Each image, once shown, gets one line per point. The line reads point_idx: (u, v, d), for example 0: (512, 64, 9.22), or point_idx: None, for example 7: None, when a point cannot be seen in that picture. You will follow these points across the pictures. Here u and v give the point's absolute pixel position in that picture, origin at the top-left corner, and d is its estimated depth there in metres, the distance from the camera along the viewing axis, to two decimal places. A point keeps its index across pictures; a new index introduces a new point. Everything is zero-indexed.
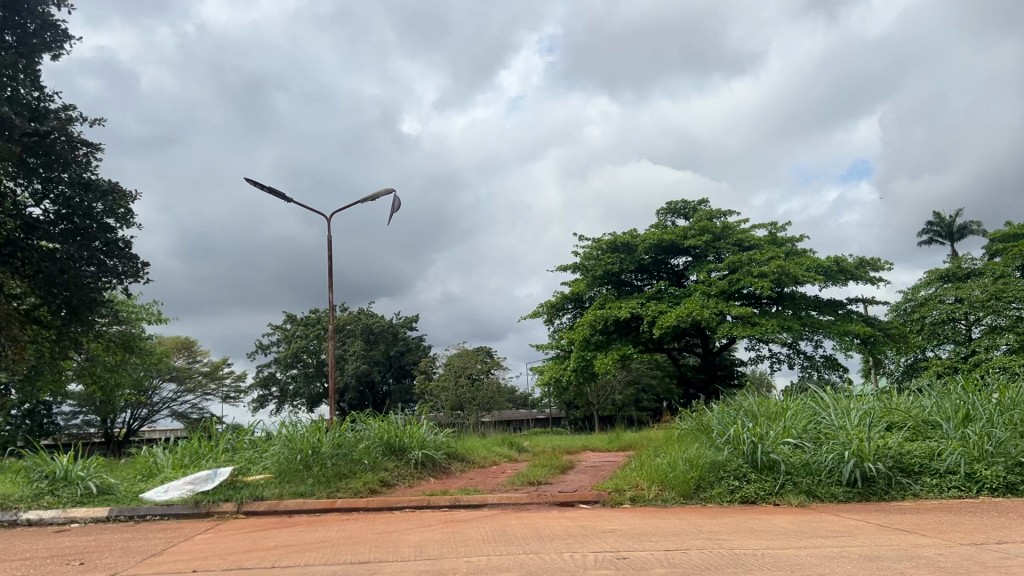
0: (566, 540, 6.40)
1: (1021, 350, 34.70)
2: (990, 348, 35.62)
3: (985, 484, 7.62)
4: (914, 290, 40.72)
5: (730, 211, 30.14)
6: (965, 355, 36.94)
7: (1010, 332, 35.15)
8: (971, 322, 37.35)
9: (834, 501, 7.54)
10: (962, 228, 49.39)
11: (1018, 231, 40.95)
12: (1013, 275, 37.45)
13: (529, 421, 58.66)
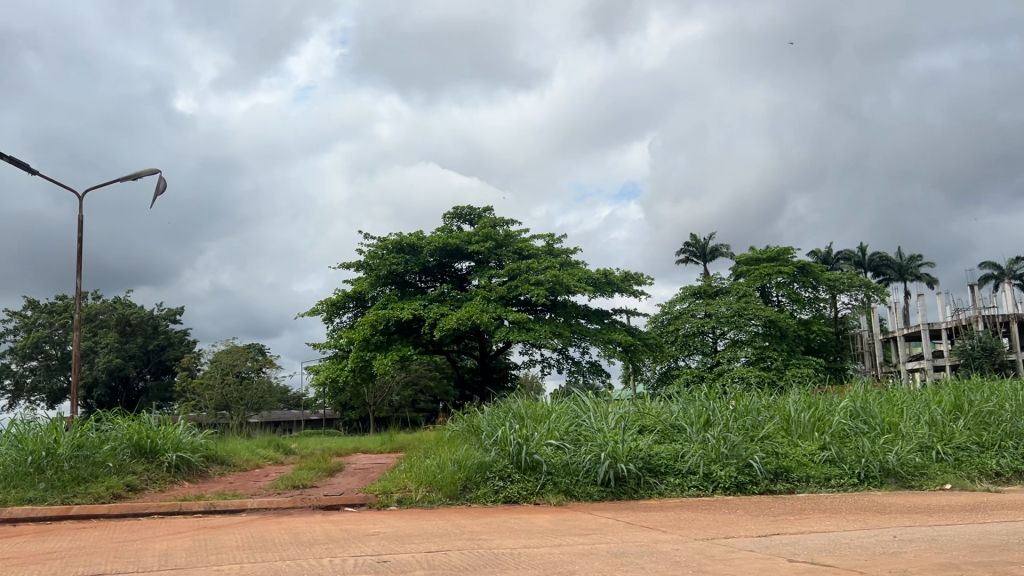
0: (326, 545, 6.25)
1: (756, 362, 39.10)
2: (731, 359, 39.64)
3: (719, 484, 8.37)
4: (670, 304, 43.81)
5: (513, 220, 31.22)
6: (711, 365, 40.57)
7: (748, 346, 39.54)
8: (717, 335, 40.99)
9: (589, 500, 7.96)
10: (714, 249, 54.45)
11: (760, 256, 45.83)
12: (754, 295, 41.91)
13: (301, 421, 57.02)
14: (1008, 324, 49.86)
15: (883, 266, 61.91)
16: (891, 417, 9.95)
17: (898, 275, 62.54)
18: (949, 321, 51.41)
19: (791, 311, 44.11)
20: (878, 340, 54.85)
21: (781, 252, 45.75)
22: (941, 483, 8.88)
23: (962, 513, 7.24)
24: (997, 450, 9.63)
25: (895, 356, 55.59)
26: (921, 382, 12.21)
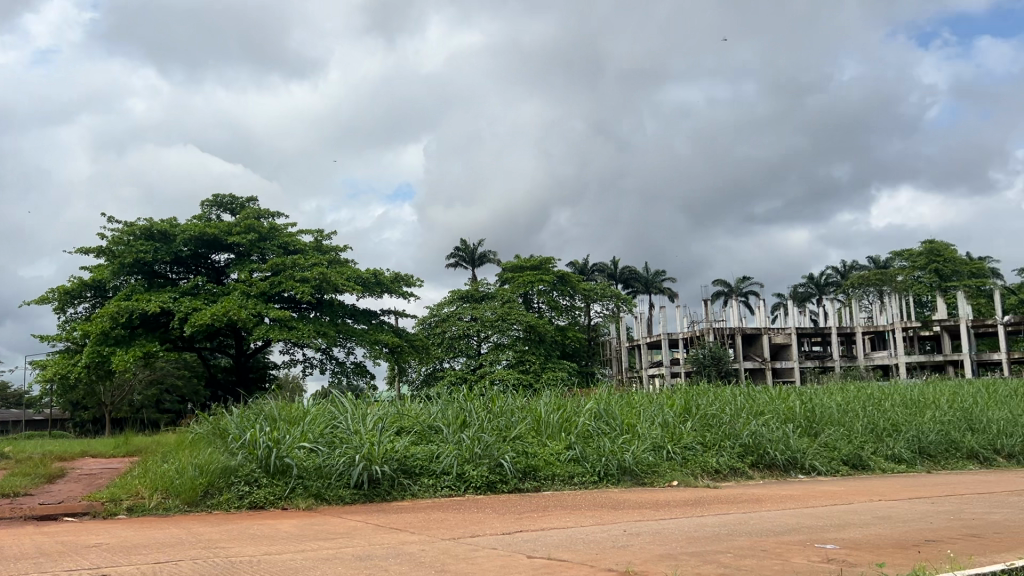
0: (36, 559, 5.60)
1: (517, 365, 40.83)
2: (493, 361, 41.11)
3: (470, 483, 8.55)
4: (439, 306, 44.10)
5: (277, 213, 30.19)
6: (474, 367, 41.75)
7: (510, 349, 41.17)
8: (480, 338, 42.34)
9: (340, 503, 7.79)
10: (481, 255, 55.98)
11: (524, 263, 47.74)
12: (517, 301, 43.68)
13: (22, 420, 51.19)
14: (734, 336, 56.06)
15: (633, 280, 66.95)
16: (629, 418, 10.72)
17: (646, 288, 67.90)
18: (686, 332, 56.78)
19: (550, 318, 46.30)
20: (624, 346, 59.10)
21: (543, 261, 47.98)
22: (670, 479, 9.70)
23: (683, 507, 7.93)
24: (717, 449, 10.70)
25: (638, 362, 60.23)
26: (658, 387, 13.26)
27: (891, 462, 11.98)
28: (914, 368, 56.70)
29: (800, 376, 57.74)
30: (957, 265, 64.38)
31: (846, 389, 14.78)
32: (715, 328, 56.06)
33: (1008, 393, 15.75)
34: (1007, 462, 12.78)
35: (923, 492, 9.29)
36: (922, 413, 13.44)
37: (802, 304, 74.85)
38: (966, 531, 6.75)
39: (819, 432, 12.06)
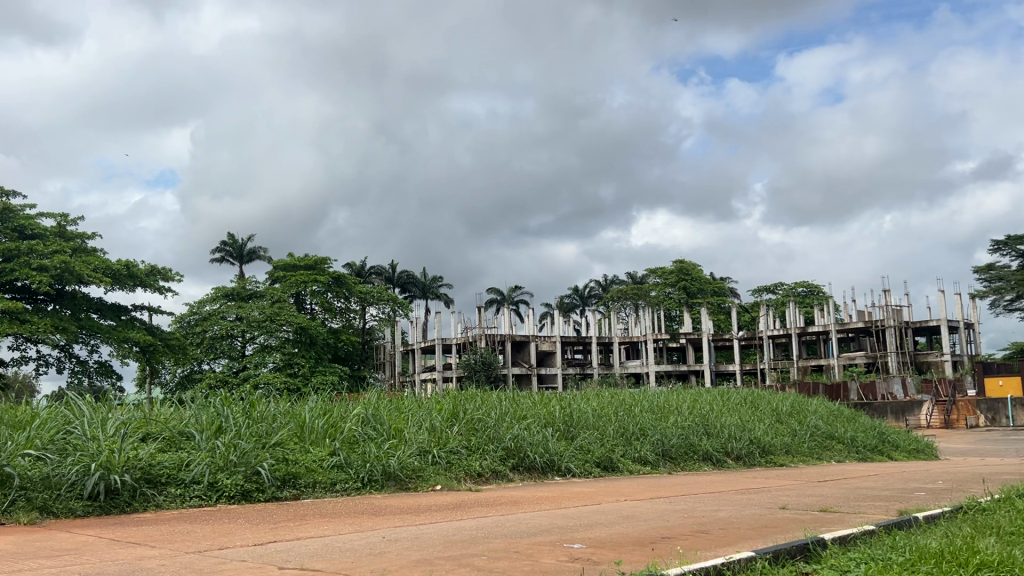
0: None
1: (284, 368, 39.79)
2: (259, 364, 39.73)
3: (223, 492, 8.10)
4: (200, 304, 41.72)
5: (13, 192, 27.20)
6: (236, 370, 39.96)
7: (277, 352, 40.02)
8: (245, 339, 40.75)
9: (71, 516, 7.06)
10: (251, 251, 53.61)
11: (296, 262, 46.32)
12: (286, 302, 42.56)
13: None
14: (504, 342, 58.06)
15: (409, 284, 67.22)
16: (397, 423, 10.69)
17: (422, 293, 68.40)
18: (458, 337, 58.00)
19: (323, 320, 45.29)
20: (399, 350, 59.61)
21: (318, 261, 46.87)
22: (433, 484, 9.81)
23: (443, 512, 8.01)
24: (480, 452, 10.98)
25: (412, 366, 61.05)
26: (426, 391, 13.34)
27: (637, 464, 12.92)
28: (662, 376, 62.42)
29: (563, 382, 60.95)
30: (700, 284, 71.97)
31: (601, 395, 15.71)
32: (486, 334, 57.75)
33: (737, 400, 17.53)
34: (734, 463, 14.25)
35: (662, 492, 10.10)
36: (666, 418, 14.60)
37: (567, 314, 78.82)
38: (695, 527, 7.41)
39: (576, 435, 12.73)
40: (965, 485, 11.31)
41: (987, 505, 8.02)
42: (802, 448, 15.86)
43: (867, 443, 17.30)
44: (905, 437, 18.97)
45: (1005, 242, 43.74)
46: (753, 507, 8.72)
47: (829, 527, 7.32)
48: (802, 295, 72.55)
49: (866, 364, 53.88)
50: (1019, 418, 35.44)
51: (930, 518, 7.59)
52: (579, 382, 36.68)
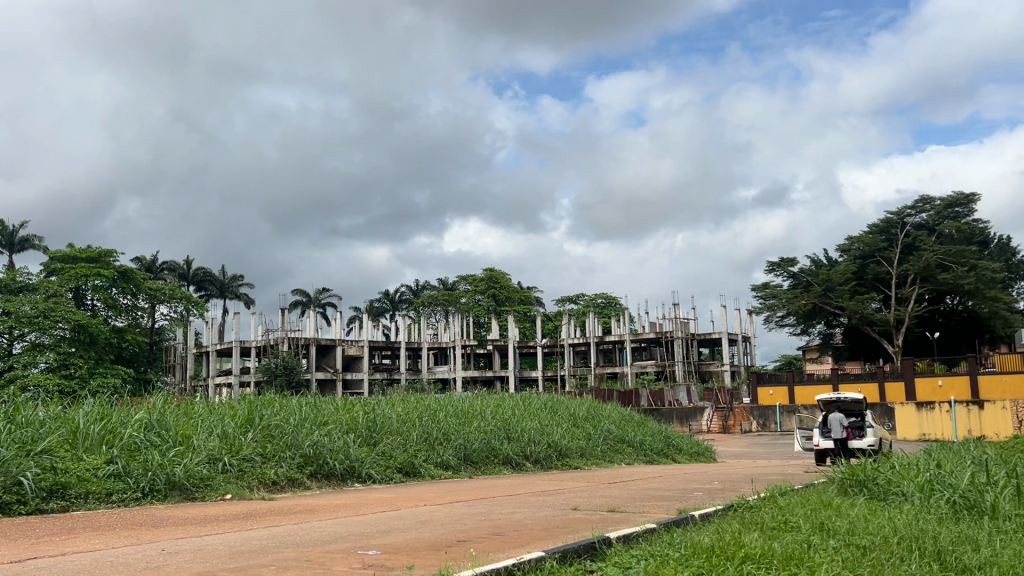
0: None
1: (58, 369, 36.43)
2: (29, 364, 36.08)
3: None
4: None
5: None
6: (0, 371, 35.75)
7: (50, 351, 36.50)
8: (13, 337, 36.86)
9: None
10: (23, 240, 48.73)
11: (76, 252, 42.48)
12: (63, 297, 39.02)
13: None
14: (307, 346, 56.51)
15: (206, 283, 64.01)
16: (185, 429, 10.09)
17: (220, 292, 65.28)
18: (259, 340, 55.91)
19: (105, 318, 42.18)
20: (192, 352, 57.12)
21: (102, 253, 43.23)
22: (222, 493, 9.35)
23: (231, 522, 7.65)
24: (276, 460, 10.60)
25: (206, 369, 58.69)
26: (221, 395, 12.66)
27: (439, 469, 13.01)
28: (467, 382, 63.36)
29: (368, 387, 60.41)
30: (508, 292, 73.92)
31: (406, 400, 15.66)
32: (289, 337, 55.94)
33: (538, 405, 18.09)
34: (532, 466, 14.72)
35: (461, 496, 10.24)
36: (469, 423, 14.78)
37: (376, 319, 78.07)
38: (490, 530, 7.55)
39: (378, 441, 12.60)
40: (737, 485, 12.35)
41: (753, 502, 8.79)
42: (595, 451, 16.68)
43: (654, 446, 18.47)
44: (688, 440, 20.39)
45: (778, 264, 48.33)
46: (547, 509, 9.04)
47: (615, 526, 7.71)
48: (602, 305, 76.20)
49: (657, 372, 57.44)
50: (784, 423, 39.17)
51: (704, 515, 8.21)
52: (381, 388, 36.38)
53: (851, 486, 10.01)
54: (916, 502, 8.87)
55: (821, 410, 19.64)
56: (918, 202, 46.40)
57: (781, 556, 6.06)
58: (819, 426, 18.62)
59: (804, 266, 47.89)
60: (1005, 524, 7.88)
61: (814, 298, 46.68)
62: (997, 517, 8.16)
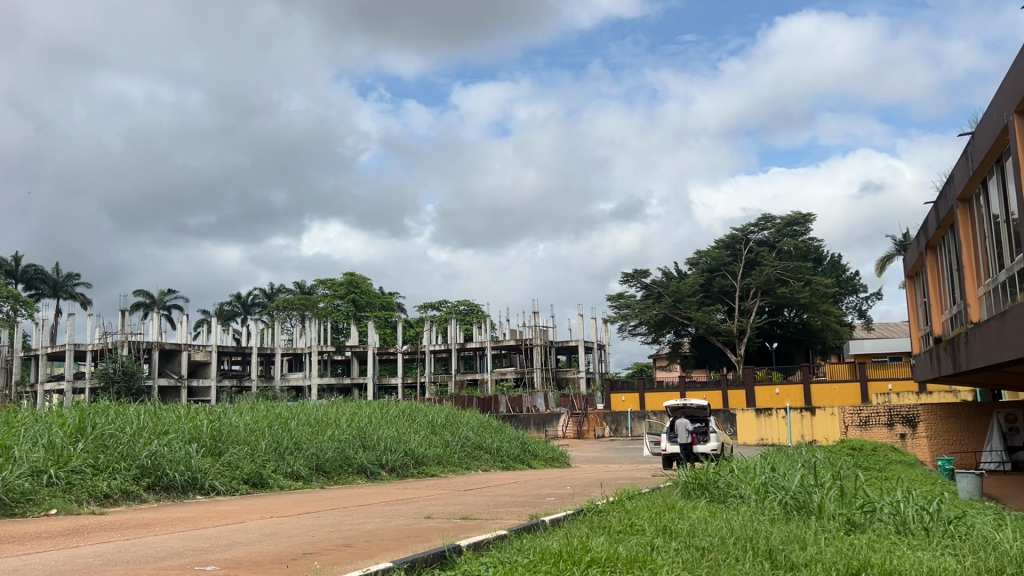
0: None
1: None
2: None
3: None
4: None
5: None
6: None
7: None
8: None
9: None
10: None
11: None
12: None
13: None
14: (150, 351, 53.65)
15: (36, 280, 59.52)
16: (5, 440, 9.29)
17: (52, 292, 60.78)
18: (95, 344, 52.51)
19: None
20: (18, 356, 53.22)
21: None
22: (46, 508, 8.63)
23: (54, 539, 7.09)
24: (109, 471, 9.93)
25: (34, 375, 54.73)
26: (49, 402, 11.76)
27: (289, 479, 12.59)
28: (323, 390, 61.89)
29: (216, 395, 58.14)
30: (369, 297, 72.88)
31: (256, 408, 15.08)
32: (130, 341, 52.82)
33: (396, 413, 17.85)
34: (387, 475, 14.50)
35: (311, 507, 9.93)
36: (322, 432, 14.39)
37: (227, 322, 75.03)
38: (339, 541, 7.35)
39: (223, 451, 12.06)
40: (588, 490, 12.63)
41: (602, 506, 9.01)
42: (452, 459, 16.66)
43: (510, 453, 18.64)
44: (543, 446, 20.71)
45: (633, 275, 50.10)
46: (399, 518, 8.90)
47: (467, 534, 7.68)
48: (463, 312, 76.42)
49: (515, 379, 58.12)
50: (635, 428, 40.56)
51: (555, 521, 8.33)
52: (230, 394, 34.94)
53: (694, 489, 10.46)
54: (751, 504, 9.37)
55: (669, 416, 20.45)
56: (761, 220, 49.41)
57: (625, 559, 6.22)
58: (667, 432, 19.53)
59: (656, 277, 49.88)
60: (829, 523, 8.45)
61: (665, 308, 48.72)
62: (822, 516, 8.73)
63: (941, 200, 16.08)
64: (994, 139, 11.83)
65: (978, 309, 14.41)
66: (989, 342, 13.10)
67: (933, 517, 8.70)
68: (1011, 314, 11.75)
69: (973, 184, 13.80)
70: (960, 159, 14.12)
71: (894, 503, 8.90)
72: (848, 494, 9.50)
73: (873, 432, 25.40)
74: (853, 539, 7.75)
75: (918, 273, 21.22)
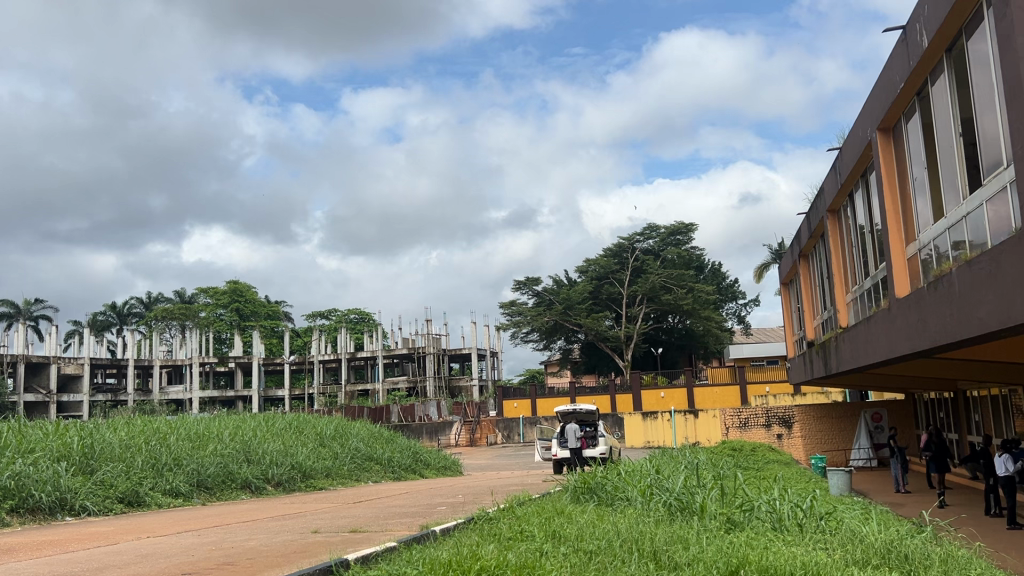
0: None
1: None
2: None
3: None
4: None
5: None
6: None
7: None
8: None
9: None
10: None
11: None
12: None
13: None
14: (15, 365, 50.32)
15: None
16: None
17: None
18: None
19: None
20: None
21: None
22: None
23: None
24: None
25: None
26: None
27: (168, 497, 12.03)
28: (205, 403, 59.61)
29: (89, 410, 55.04)
30: (253, 306, 70.70)
31: (132, 423, 14.32)
32: None
33: (282, 426, 17.33)
34: (274, 489, 14.06)
35: (192, 526, 9.50)
36: (204, 447, 13.81)
37: (100, 333, 71.12)
38: (221, 560, 7.07)
39: (95, 470, 11.41)
40: (479, 498, 12.62)
41: (493, 514, 9.02)
42: (342, 471, 16.34)
43: (401, 463, 18.43)
44: (435, 455, 20.57)
45: (524, 282, 50.61)
46: (285, 534, 8.64)
47: (354, 548, 7.52)
48: (353, 321, 75.23)
49: (407, 388, 57.63)
50: (527, 435, 40.99)
51: (445, 530, 8.29)
52: (99, 410, 33.07)
53: (582, 493, 10.63)
54: (637, 506, 9.60)
55: (559, 421, 20.73)
56: (646, 229, 50.97)
57: (514, 566, 6.23)
58: (557, 436, 19.85)
59: (547, 285, 50.57)
60: (711, 523, 8.76)
61: (555, 315, 49.46)
62: (704, 516, 9.03)
63: (812, 211, 16.99)
64: (860, 154, 12.60)
65: (847, 314, 15.29)
66: (857, 346, 13.90)
67: (807, 513, 9.13)
68: (875, 319, 12.52)
69: (841, 196, 14.64)
70: (829, 173, 14.94)
71: (771, 501, 9.31)
72: (728, 494, 9.86)
73: (752, 433, 26.59)
74: (732, 537, 8.04)
75: (792, 281, 22.35)
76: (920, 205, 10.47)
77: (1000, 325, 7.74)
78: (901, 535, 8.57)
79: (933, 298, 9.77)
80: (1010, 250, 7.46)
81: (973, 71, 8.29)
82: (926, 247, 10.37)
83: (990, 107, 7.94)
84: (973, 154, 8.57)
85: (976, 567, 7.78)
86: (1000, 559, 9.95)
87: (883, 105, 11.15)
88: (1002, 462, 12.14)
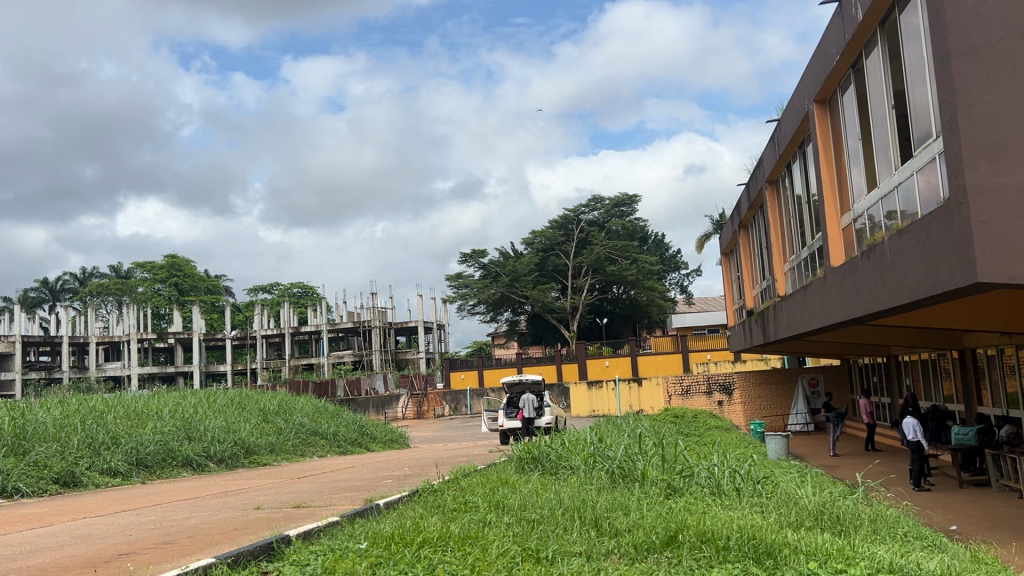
0: None
1: None
2: None
3: None
4: None
5: None
6: None
7: None
8: None
9: None
10: None
11: None
12: None
13: None
14: None
15: None
16: None
17: None
18: None
19: None
20: None
21: None
22: None
23: None
24: None
25: None
26: None
27: (105, 476, 11.80)
28: (144, 379, 58.46)
29: (22, 389, 53.64)
30: (192, 281, 69.32)
31: (66, 402, 13.97)
32: None
33: (223, 402, 17.07)
34: (216, 466, 13.90)
35: (132, 504, 9.35)
36: (142, 425, 13.56)
37: (32, 310, 68.96)
38: (160, 538, 6.97)
39: (28, 450, 11.18)
40: (424, 470, 12.65)
41: (438, 486, 9.05)
42: (286, 446, 16.22)
43: (347, 437, 18.38)
44: (381, 428, 20.55)
45: (470, 255, 50.50)
46: (227, 510, 8.56)
47: (295, 523, 7.49)
48: (297, 295, 74.28)
49: (353, 362, 57.30)
50: (473, 406, 41.23)
51: (389, 502, 8.32)
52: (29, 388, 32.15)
53: (527, 463, 10.76)
54: (580, 474, 9.75)
55: (506, 392, 20.87)
56: (591, 201, 51.29)
57: (457, 537, 6.26)
58: (503, 407, 20.04)
59: (494, 257, 50.54)
60: (651, 489, 8.98)
61: (502, 288, 49.47)
62: (644, 483, 9.22)
63: (752, 182, 17.21)
64: (797, 125, 12.79)
65: (784, 283, 15.66)
66: (794, 314, 14.21)
67: (743, 478, 9.36)
68: (812, 288, 12.84)
69: (779, 167, 14.88)
70: (768, 144, 15.16)
71: (710, 467, 9.51)
72: (668, 460, 10.03)
73: (694, 400, 27.12)
74: (671, 503, 8.24)
75: (732, 250, 22.73)
76: (855, 175, 10.68)
77: (928, 292, 7.98)
78: (833, 496, 8.86)
79: (866, 267, 10.03)
80: (939, 219, 7.67)
81: (905, 43, 8.45)
82: (861, 217, 10.61)
83: (921, 79, 8.11)
84: (903, 127, 8.77)
85: (903, 525, 8.09)
86: (926, 517, 10.39)
87: (820, 77, 11.29)
88: (912, 427, 12.45)
